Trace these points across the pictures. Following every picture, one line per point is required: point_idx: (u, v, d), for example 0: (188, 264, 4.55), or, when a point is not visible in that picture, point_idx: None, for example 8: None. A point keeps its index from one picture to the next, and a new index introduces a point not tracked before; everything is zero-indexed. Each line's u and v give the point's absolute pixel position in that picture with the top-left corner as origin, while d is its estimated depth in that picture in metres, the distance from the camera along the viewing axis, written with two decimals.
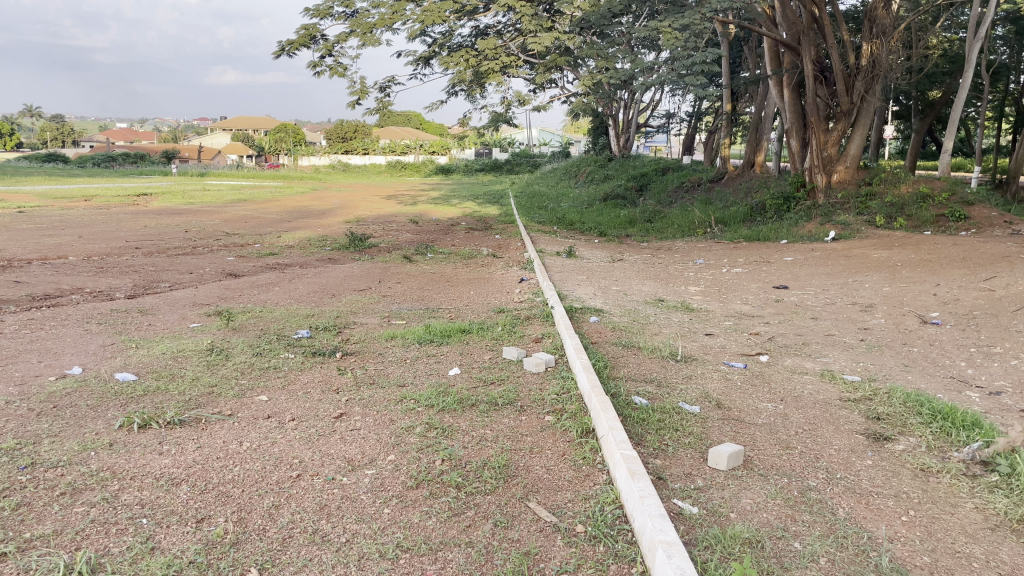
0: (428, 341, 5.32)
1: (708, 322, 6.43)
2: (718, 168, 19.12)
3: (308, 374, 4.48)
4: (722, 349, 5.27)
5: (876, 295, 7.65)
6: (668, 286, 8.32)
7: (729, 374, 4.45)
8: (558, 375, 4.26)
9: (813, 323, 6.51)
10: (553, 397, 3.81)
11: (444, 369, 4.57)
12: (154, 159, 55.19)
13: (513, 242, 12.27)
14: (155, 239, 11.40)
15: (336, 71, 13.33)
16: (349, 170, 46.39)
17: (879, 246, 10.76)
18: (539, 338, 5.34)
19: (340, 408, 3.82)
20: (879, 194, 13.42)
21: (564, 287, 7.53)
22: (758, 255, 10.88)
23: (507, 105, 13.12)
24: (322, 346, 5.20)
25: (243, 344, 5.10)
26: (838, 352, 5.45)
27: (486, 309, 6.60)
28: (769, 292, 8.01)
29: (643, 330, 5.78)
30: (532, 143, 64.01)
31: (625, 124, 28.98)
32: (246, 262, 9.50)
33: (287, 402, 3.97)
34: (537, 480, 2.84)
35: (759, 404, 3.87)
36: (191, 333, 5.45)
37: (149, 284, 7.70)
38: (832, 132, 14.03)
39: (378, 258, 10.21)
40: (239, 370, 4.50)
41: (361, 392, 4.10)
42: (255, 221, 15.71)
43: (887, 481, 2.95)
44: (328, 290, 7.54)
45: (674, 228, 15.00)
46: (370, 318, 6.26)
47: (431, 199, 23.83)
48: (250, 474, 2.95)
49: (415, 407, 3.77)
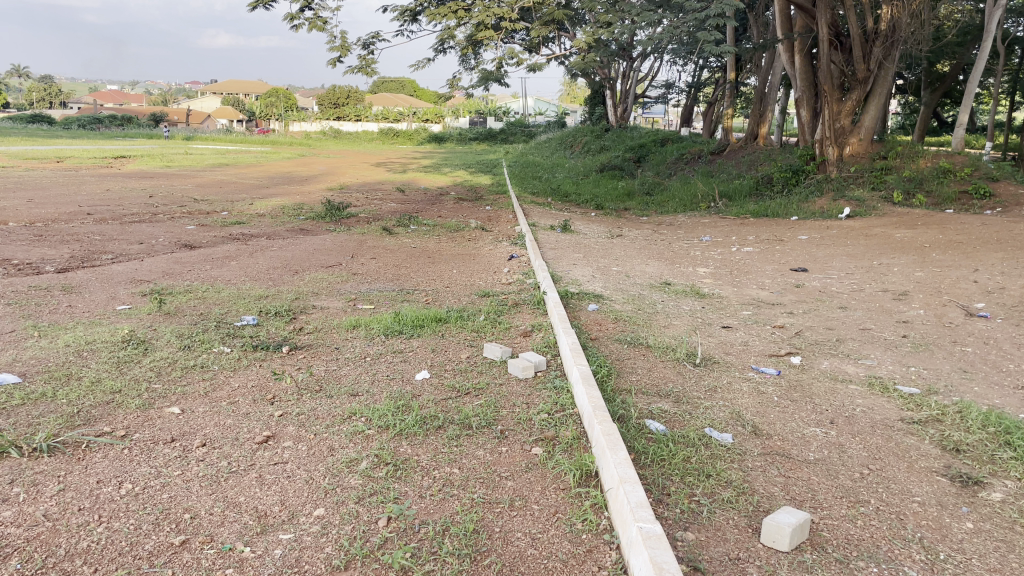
0: (395, 332, 4.46)
1: (724, 311, 5.59)
2: (719, 138, 18.15)
3: (240, 377, 3.62)
4: (745, 348, 4.43)
5: (909, 281, 6.80)
6: (675, 267, 7.46)
7: (762, 384, 3.59)
8: (550, 385, 3.41)
9: (843, 314, 5.69)
10: (543, 419, 2.95)
11: (409, 373, 3.72)
12: (142, 121, 53.76)
13: (504, 214, 11.38)
14: (112, 204, 10.42)
15: (316, 25, 12.35)
16: (340, 137, 45.04)
17: (902, 225, 9.91)
18: (528, 331, 4.49)
19: (270, 428, 2.97)
20: (895, 168, 12.53)
21: (560, 267, 6.67)
22: (770, 233, 10.03)
23: (500, 62, 12.17)
24: (267, 338, 4.33)
25: (170, 334, 4.23)
26: (880, 352, 4.62)
27: (468, 292, 5.73)
28: (787, 275, 7.16)
29: (650, 321, 4.92)
30: (527, 111, 62.60)
31: (623, 93, 27.85)
32: (208, 232, 8.58)
33: (203, 417, 3.11)
34: (520, 559, 2.01)
35: (804, 429, 3.04)
36: (113, 319, 4.56)
37: (89, 254, 6.80)
38: (845, 102, 13.10)
39: (356, 229, 9.32)
40: (155, 370, 3.64)
41: (301, 404, 3.25)
42: (229, 187, 14.69)
43: (1005, 560, 2.12)
44: (291, 266, 6.66)
45: (675, 203, 14.10)
46: (333, 301, 5.40)
47: (420, 167, 22.79)
48: (114, 541, 2.10)
49: (365, 429, 2.92)
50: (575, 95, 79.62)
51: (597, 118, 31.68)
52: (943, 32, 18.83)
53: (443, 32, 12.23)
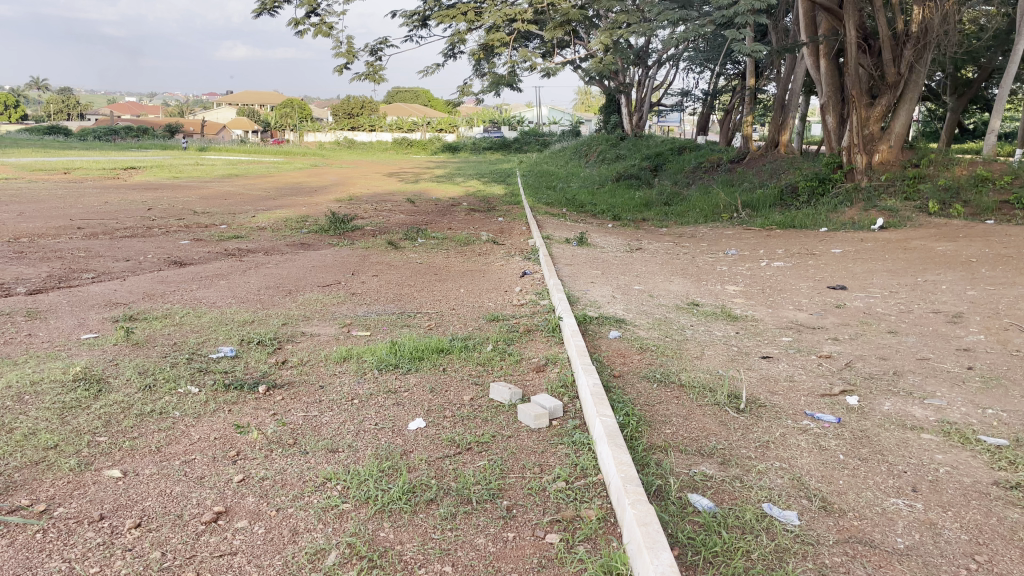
0: (389, 366, 3.91)
1: (761, 337, 4.99)
2: (739, 147, 17.45)
3: (202, 428, 3.06)
4: (793, 386, 3.85)
5: (961, 301, 6.17)
6: (702, 285, 6.88)
7: (823, 437, 3.00)
8: (567, 440, 2.84)
9: (894, 341, 5.08)
10: (561, 491, 2.39)
11: (401, 420, 3.15)
12: (158, 132, 53.88)
13: (517, 226, 10.83)
14: (106, 217, 9.96)
15: (322, 30, 11.92)
16: (354, 147, 44.72)
17: (941, 237, 9.26)
18: (542, 365, 3.92)
19: (223, 500, 2.42)
20: (928, 176, 11.87)
21: (577, 287, 6.12)
22: (801, 246, 9.42)
23: (513, 65, 11.67)
24: (243, 374, 3.80)
25: (131, 371, 3.69)
26: (948, 389, 4.01)
27: (475, 316, 5.18)
28: (826, 295, 6.55)
29: (680, 351, 4.35)
30: (542, 120, 62.15)
31: (638, 102, 27.31)
32: (202, 247, 8.09)
33: (146, 483, 2.56)
34: None
35: (883, 501, 2.47)
36: (73, 351, 4.04)
37: (68, 273, 6.30)
38: (874, 108, 12.44)
39: (360, 243, 8.81)
40: (106, 419, 3.10)
41: (269, 465, 2.70)
42: (235, 198, 14.24)
43: None
44: (286, 285, 6.14)
45: (696, 213, 13.51)
46: (325, 327, 4.87)
47: (434, 177, 22.33)
48: None
49: (339, 504, 2.36)
50: (589, 104, 79.33)
51: (611, 126, 31.13)
52: (973, 36, 18.02)
53: (453, 37, 11.78)
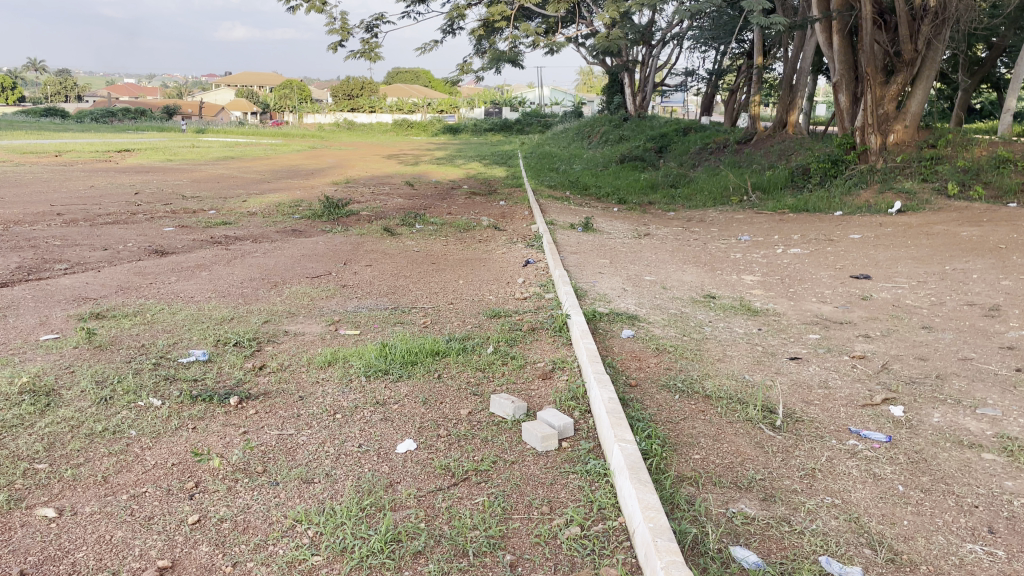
0: (377, 372, 3.50)
1: (786, 334, 4.57)
2: (747, 127, 16.93)
3: (159, 451, 2.66)
4: (830, 394, 3.43)
5: (996, 292, 5.73)
6: (716, 274, 6.47)
7: (876, 463, 2.59)
8: (581, 469, 2.44)
9: (930, 337, 4.66)
10: (578, 544, 1.99)
11: (388, 442, 2.74)
12: (155, 113, 53.24)
13: (519, 210, 10.40)
14: (90, 202, 9.52)
15: (315, 6, 11.46)
16: (354, 129, 44.12)
17: (965, 221, 8.80)
18: (548, 371, 3.51)
19: (170, 552, 2.02)
20: (946, 156, 11.40)
21: (583, 278, 5.70)
22: (817, 231, 8.97)
23: (513, 40, 11.22)
24: (215, 382, 3.39)
25: (87, 380, 3.29)
26: (1000, 395, 3.58)
27: (473, 312, 4.76)
28: (849, 285, 6.12)
29: (700, 352, 3.93)
30: (543, 101, 61.03)
31: (641, 82, 26.80)
32: (187, 234, 7.67)
33: (84, 527, 2.16)
34: None
35: (958, 548, 2.06)
36: (26, 355, 3.63)
37: (40, 264, 5.89)
38: (889, 86, 11.90)
39: (354, 229, 8.39)
40: (50, 441, 2.70)
41: (231, 500, 2.31)
42: (228, 181, 13.79)
43: None
44: (271, 277, 5.72)
45: (704, 195, 13.07)
46: (311, 325, 4.46)
47: (434, 159, 21.87)
48: None
49: (306, 558, 1.97)
50: (591, 85, 78.34)
51: (615, 106, 30.55)
52: (989, 12, 17.34)
53: (451, 12, 11.32)
